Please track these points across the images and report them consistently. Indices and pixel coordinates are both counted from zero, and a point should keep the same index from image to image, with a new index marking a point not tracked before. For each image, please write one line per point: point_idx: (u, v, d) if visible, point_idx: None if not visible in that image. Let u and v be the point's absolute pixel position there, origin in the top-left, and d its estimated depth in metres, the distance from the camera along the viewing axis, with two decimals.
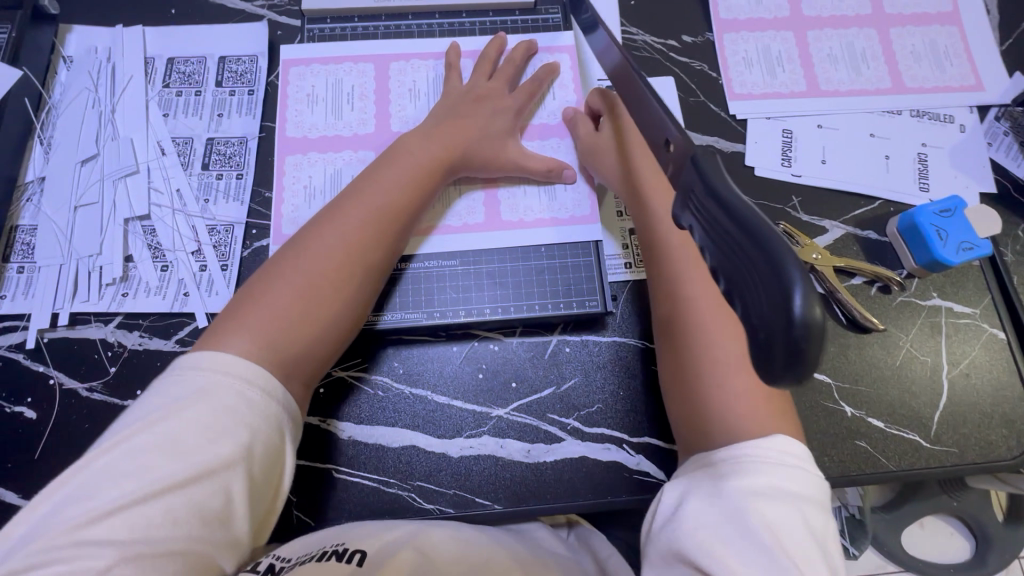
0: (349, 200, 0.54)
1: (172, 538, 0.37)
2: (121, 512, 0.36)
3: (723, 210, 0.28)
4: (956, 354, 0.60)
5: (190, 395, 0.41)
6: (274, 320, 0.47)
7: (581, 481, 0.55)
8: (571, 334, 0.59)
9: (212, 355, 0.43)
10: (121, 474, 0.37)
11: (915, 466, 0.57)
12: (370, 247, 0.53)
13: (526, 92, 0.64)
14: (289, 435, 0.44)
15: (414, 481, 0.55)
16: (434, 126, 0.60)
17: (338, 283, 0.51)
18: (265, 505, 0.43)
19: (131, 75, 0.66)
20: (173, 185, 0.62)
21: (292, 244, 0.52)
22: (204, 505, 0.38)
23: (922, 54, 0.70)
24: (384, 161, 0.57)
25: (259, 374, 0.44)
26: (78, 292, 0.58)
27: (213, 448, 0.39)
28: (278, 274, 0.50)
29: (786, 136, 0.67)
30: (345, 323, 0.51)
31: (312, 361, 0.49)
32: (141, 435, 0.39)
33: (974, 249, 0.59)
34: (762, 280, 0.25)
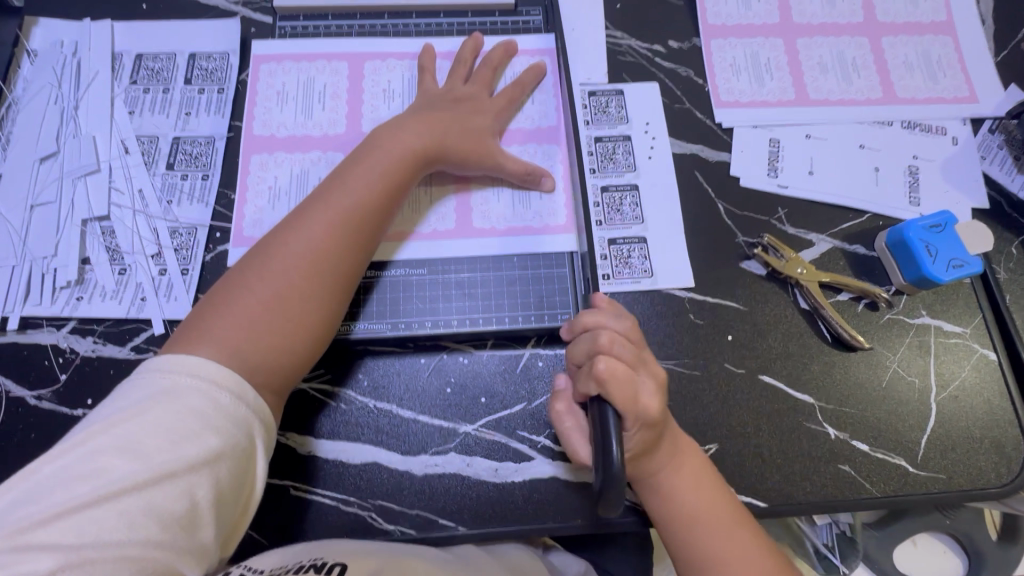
0: (316, 202, 0.51)
1: (128, 543, 0.35)
2: (76, 513, 0.35)
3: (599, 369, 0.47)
4: (945, 376, 0.57)
5: (156, 397, 0.40)
6: (239, 328, 0.46)
7: (552, 503, 0.53)
8: (544, 348, 0.57)
9: (178, 360, 0.42)
10: (74, 478, 0.36)
11: (901, 493, 0.54)
12: (339, 252, 0.50)
13: (506, 97, 0.62)
14: (259, 439, 0.43)
15: (375, 500, 0.52)
16: (407, 123, 0.57)
17: (309, 291, 0.48)
18: (235, 513, 0.41)
19: (97, 71, 0.63)
20: (136, 185, 0.60)
21: (256, 251, 0.50)
22: (166, 507, 0.37)
23: (915, 64, 0.68)
24: (353, 160, 0.54)
25: (227, 376, 0.43)
26: (30, 295, 0.56)
27: (178, 450, 0.38)
28: (245, 283, 0.48)
29: (773, 146, 0.65)
30: (319, 331, 0.49)
31: (284, 371, 0.47)
32: (103, 436, 0.38)
33: (965, 266, 0.56)
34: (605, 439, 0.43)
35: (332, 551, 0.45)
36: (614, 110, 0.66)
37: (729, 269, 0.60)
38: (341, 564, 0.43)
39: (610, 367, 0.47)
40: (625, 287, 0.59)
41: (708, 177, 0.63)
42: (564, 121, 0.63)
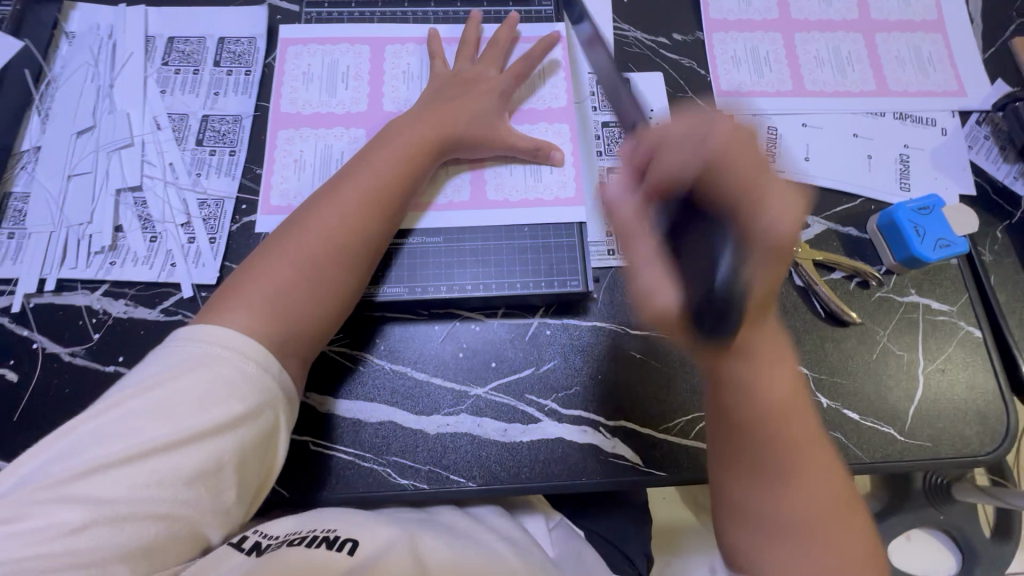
0: (343, 182, 0.55)
1: (157, 500, 0.40)
2: (112, 469, 0.39)
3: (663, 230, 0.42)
4: (932, 351, 0.60)
5: (186, 365, 0.43)
6: (270, 299, 0.48)
7: (557, 463, 0.55)
8: (552, 317, 0.60)
9: (211, 330, 0.45)
10: (112, 435, 0.40)
11: (889, 459, 0.57)
12: (365, 229, 0.53)
13: (515, 75, 0.65)
14: (281, 413, 0.46)
15: (390, 457, 0.55)
16: (425, 110, 0.61)
17: (336, 266, 0.52)
18: (255, 479, 0.45)
19: (131, 52, 0.67)
20: (167, 159, 0.63)
21: (285, 227, 0.53)
22: (191, 470, 0.41)
23: (907, 59, 0.72)
24: (377, 144, 0.58)
25: (254, 349, 0.45)
26: (66, 259, 0.59)
27: (204, 417, 0.42)
28: (274, 257, 0.51)
29: (771, 134, 0.68)
30: (343, 304, 0.52)
31: (311, 337, 0.50)
32: (137, 398, 0.42)
33: (950, 247, 0.60)
34: (696, 271, 0.38)
35: (344, 522, 0.48)
36: (620, 97, 0.69)
37: None
38: (351, 539, 0.46)
39: (635, 216, 0.43)
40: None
41: None
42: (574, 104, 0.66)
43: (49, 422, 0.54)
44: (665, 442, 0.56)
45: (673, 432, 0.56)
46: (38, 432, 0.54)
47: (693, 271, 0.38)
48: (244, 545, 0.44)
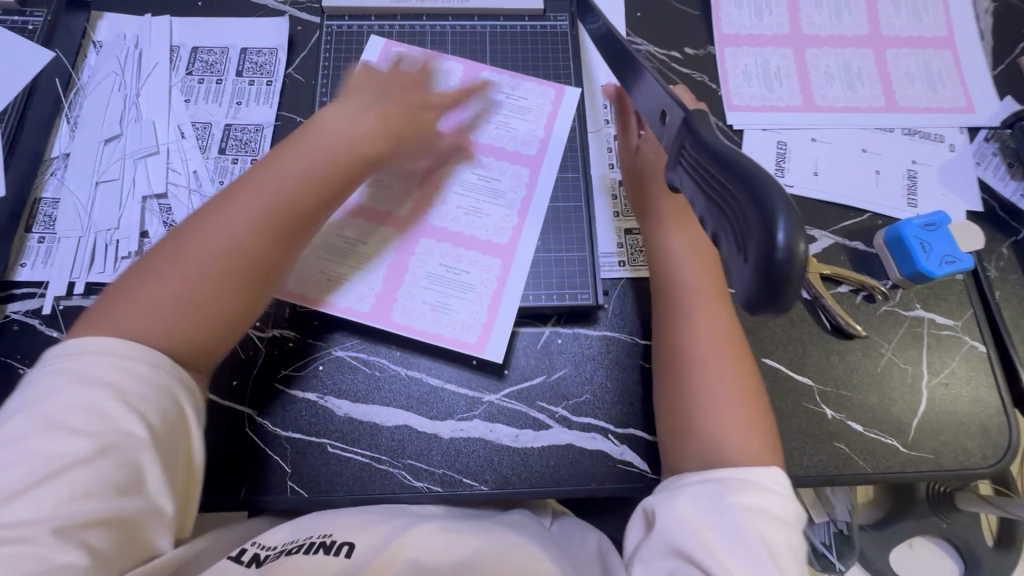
0: (242, 188, 0.50)
1: (87, 511, 0.38)
2: (27, 493, 0.37)
3: (708, 164, 0.29)
4: (936, 365, 0.61)
5: (65, 382, 0.41)
6: (153, 315, 0.44)
7: (567, 468, 0.57)
8: (564, 327, 0.61)
9: (83, 340, 0.42)
10: (12, 460, 0.38)
11: (892, 471, 0.58)
12: (260, 243, 0.49)
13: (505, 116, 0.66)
14: (187, 404, 0.44)
15: (405, 460, 0.57)
16: (365, 107, 0.57)
17: (226, 281, 0.47)
18: (177, 474, 0.44)
19: (156, 62, 0.69)
20: (191, 167, 0.65)
21: (175, 234, 0.48)
22: (111, 478, 0.40)
23: (917, 75, 0.73)
24: (289, 145, 0.53)
25: (140, 356, 0.42)
26: (94, 263, 0.61)
27: (113, 425, 0.40)
28: (157, 269, 0.46)
29: (780, 148, 0.69)
30: (232, 322, 0.48)
31: (195, 352, 0.46)
32: (29, 420, 0.39)
33: (956, 263, 0.61)
34: (740, 213, 0.26)
35: (340, 526, 0.51)
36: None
37: None
38: (346, 543, 0.49)
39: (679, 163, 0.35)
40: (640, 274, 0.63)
41: None
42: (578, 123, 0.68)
43: None
44: None
45: None
46: None
47: (739, 229, 0.26)
48: (245, 557, 0.48)
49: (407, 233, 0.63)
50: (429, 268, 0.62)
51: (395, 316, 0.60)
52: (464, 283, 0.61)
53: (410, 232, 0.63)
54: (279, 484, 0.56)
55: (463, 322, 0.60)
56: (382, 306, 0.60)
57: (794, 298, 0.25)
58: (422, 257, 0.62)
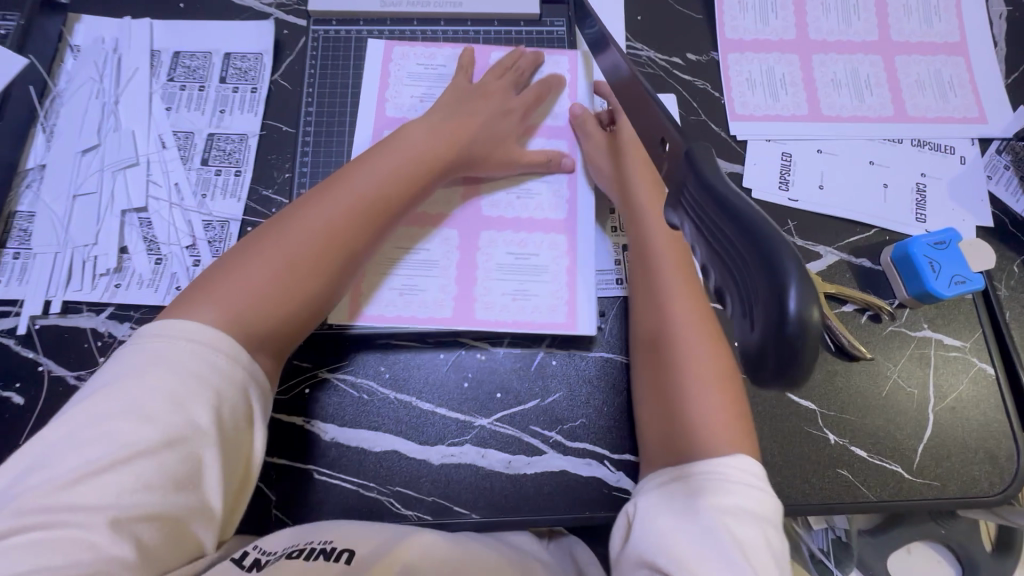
0: (335, 187, 0.54)
1: (147, 503, 0.38)
2: (93, 477, 0.37)
3: (714, 212, 0.26)
4: (944, 388, 0.59)
5: (152, 366, 0.41)
6: (248, 296, 0.47)
7: (561, 497, 0.55)
8: (558, 348, 0.59)
9: (174, 325, 0.44)
10: (87, 441, 0.38)
11: (896, 498, 0.56)
12: (348, 236, 0.53)
13: (534, 94, 0.66)
14: (254, 399, 0.45)
15: (393, 486, 0.55)
16: (439, 121, 0.61)
17: (317, 267, 0.51)
18: (235, 474, 0.44)
19: (136, 67, 0.66)
20: (172, 179, 0.62)
21: (271, 225, 0.52)
22: (176, 470, 0.39)
23: (927, 83, 0.70)
24: (377, 151, 0.57)
25: (223, 340, 0.44)
26: (71, 281, 0.58)
27: (187, 415, 0.40)
28: (255, 253, 0.50)
29: (785, 160, 0.67)
30: (317, 306, 0.52)
31: (273, 339, 0.49)
32: (112, 402, 0.40)
33: (966, 283, 0.59)
34: (750, 270, 0.23)
35: (339, 533, 0.48)
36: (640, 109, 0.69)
37: None
38: (346, 549, 0.46)
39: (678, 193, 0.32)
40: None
41: None
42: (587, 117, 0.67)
43: None
44: None
45: None
46: None
47: (748, 289, 0.23)
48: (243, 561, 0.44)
49: (465, 229, 0.63)
50: (499, 259, 0.62)
51: (477, 313, 0.59)
52: (537, 266, 0.62)
53: (467, 230, 0.63)
54: (262, 512, 0.54)
55: (547, 303, 0.60)
56: (464, 305, 0.60)
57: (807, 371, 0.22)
58: (487, 251, 0.62)
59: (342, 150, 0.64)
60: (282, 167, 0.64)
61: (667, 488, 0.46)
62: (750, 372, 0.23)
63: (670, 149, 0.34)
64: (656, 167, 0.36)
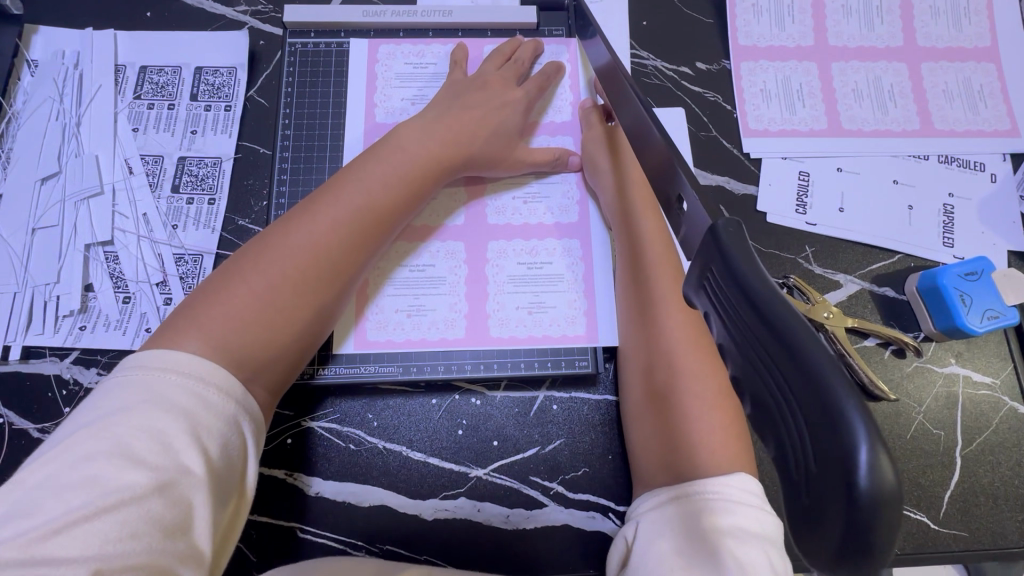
0: (325, 197, 0.49)
1: (130, 552, 0.32)
2: (69, 528, 0.31)
3: (751, 320, 0.21)
4: (972, 429, 0.56)
5: (136, 400, 0.36)
6: (232, 321, 0.42)
7: (563, 553, 0.52)
8: (559, 391, 0.55)
9: (160, 355, 0.38)
10: (63, 487, 0.32)
11: (922, 550, 0.53)
12: (340, 253, 0.47)
13: (535, 85, 0.60)
14: (250, 435, 0.39)
15: (383, 544, 0.51)
16: (435, 121, 0.54)
17: (308, 287, 0.46)
18: (227, 519, 0.38)
19: (100, 84, 0.61)
20: (140, 209, 0.58)
21: (257, 240, 0.47)
22: (165, 516, 0.33)
23: (955, 94, 0.65)
24: (373, 153, 0.52)
25: (214, 371, 0.39)
26: (32, 324, 0.54)
27: (174, 455, 0.34)
28: (240, 271, 0.44)
29: (802, 179, 0.62)
30: (310, 331, 0.47)
31: (269, 368, 0.44)
32: (92, 441, 0.34)
33: (999, 318, 0.54)
34: (799, 404, 0.19)
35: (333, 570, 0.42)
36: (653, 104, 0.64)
37: None
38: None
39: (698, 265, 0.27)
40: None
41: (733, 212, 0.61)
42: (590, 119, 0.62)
43: None
44: None
45: None
46: None
47: (796, 430, 0.19)
48: None
49: (471, 241, 0.58)
50: (510, 271, 0.57)
51: (493, 329, 0.56)
52: (552, 274, 0.57)
53: (473, 240, 0.58)
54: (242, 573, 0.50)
55: (566, 315, 0.56)
56: (476, 324, 0.56)
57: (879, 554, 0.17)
58: (497, 263, 0.57)
59: (322, 174, 0.59)
60: (260, 194, 0.59)
61: (665, 507, 0.41)
62: (801, 544, 0.19)
63: (692, 223, 0.29)
64: (673, 228, 0.32)
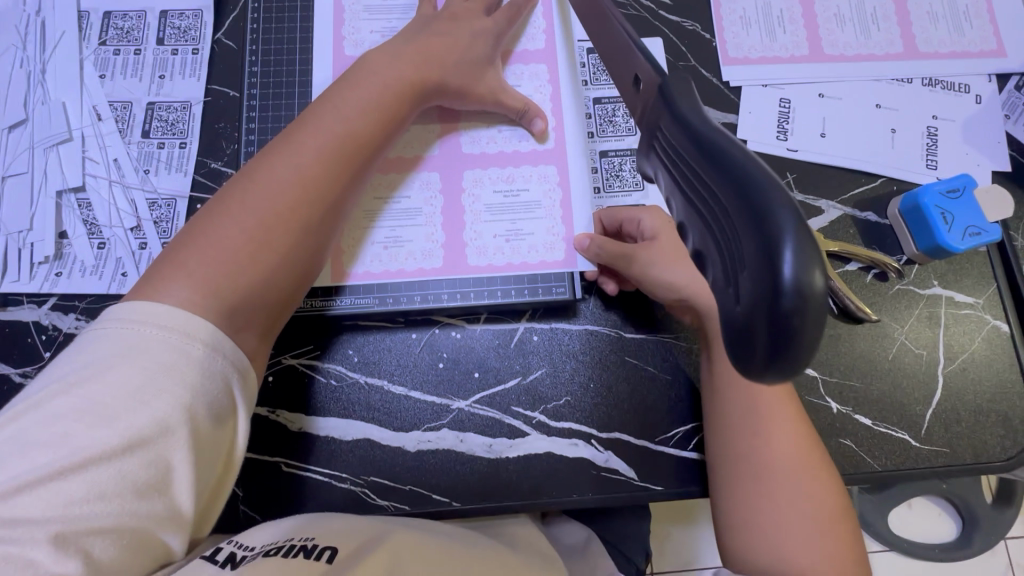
0: (303, 130, 0.47)
1: (102, 514, 0.32)
2: (40, 486, 0.31)
3: (693, 157, 0.21)
4: (954, 348, 0.55)
5: (114, 354, 0.34)
6: (221, 265, 0.40)
7: (545, 480, 0.52)
8: (539, 322, 0.55)
9: (142, 307, 0.36)
10: (30, 445, 0.32)
11: (904, 467, 0.53)
12: (325, 187, 0.45)
13: (506, 16, 0.58)
14: (239, 393, 0.38)
15: (368, 477, 0.51)
16: (403, 50, 0.53)
17: (296, 224, 0.44)
18: (213, 477, 0.38)
19: (63, 31, 0.60)
20: (111, 154, 0.57)
21: (239, 179, 0.45)
22: (137, 478, 0.33)
23: (939, 15, 0.63)
24: (343, 83, 0.50)
25: (199, 325, 0.37)
26: (8, 271, 0.54)
27: (150, 414, 0.34)
28: (224, 212, 0.43)
29: (783, 106, 0.61)
30: (302, 271, 0.45)
31: (263, 312, 0.43)
32: (67, 395, 0.33)
33: (981, 235, 0.54)
34: (729, 218, 0.18)
35: (323, 529, 0.44)
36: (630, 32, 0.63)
37: None
38: (329, 547, 0.41)
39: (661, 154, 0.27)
40: (617, 200, 0.58)
41: None
42: (563, 46, 0.60)
43: None
44: (663, 454, 0.53)
45: (670, 443, 0.53)
46: None
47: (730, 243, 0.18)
48: (217, 556, 0.39)
49: (446, 171, 0.57)
50: (486, 200, 0.56)
51: (471, 260, 0.55)
52: (528, 202, 0.56)
53: (448, 170, 0.57)
54: (228, 509, 0.50)
55: (544, 242, 0.55)
56: (455, 255, 0.55)
57: (810, 350, 0.17)
58: (473, 192, 0.57)
59: (292, 113, 0.58)
60: (231, 136, 0.58)
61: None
62: (736, 360, 0.19)
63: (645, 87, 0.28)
64: (630, 112, 0.30)
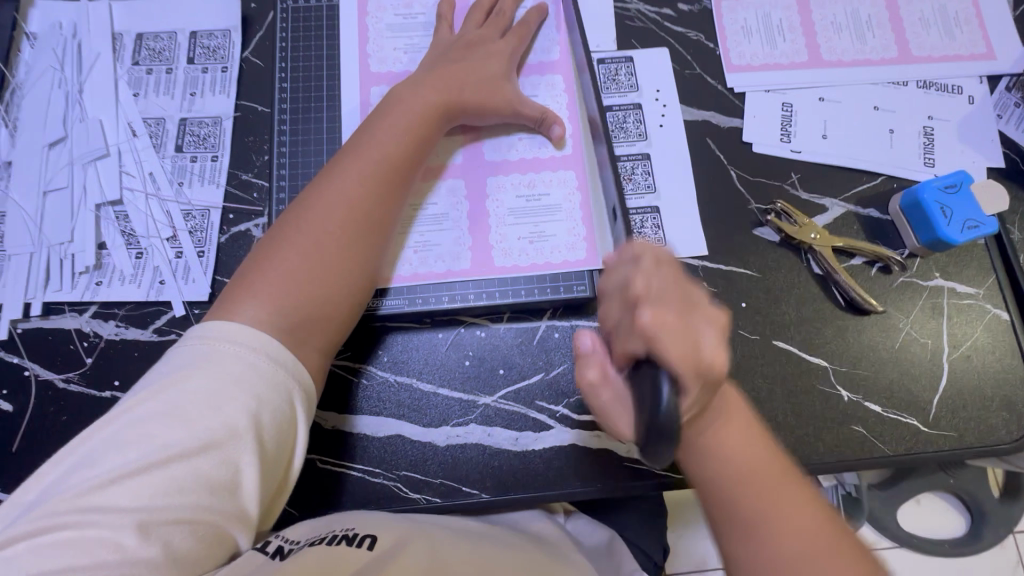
0: (347, 157, 0.51)
1: (181, 506, 0.36)
2: (130, 478, 0.35)
3: None
4: (957, 336, 0.58)
5: (195, 366, 0.39)
6: (285, 286, 0.45)
7: (570, 471, 0.54)
8: (560, 320, 0.57)
9: (221, 325, 0.41)
10: (124, 444, 0.36)
11: (913, 451, 0.55)
12: (370, 209, 0.50)
13: (517, 35, 0.62)
14: (299, 405, 0.42)
15: (399, 471, 0.53)
16: (426, 76, 0.57)
17: (346, 244, 0.48)
18: (276, 482, 0.41)
19: (98, 52, 0.62)
20: (146, 168, 0.60)
21: (295, 206, 0.49)
22: (211, 475, 0.37)
23: (932, 21, 0.66)
24: (380, 111, 0.55)
25: (265, 341, 0.42)
26: (50, 281, 0.56)
27: (223, 418, 0.38)
28: (283, 237, 0.47)
29: (786, 110, 0.64)
30: (357, 288, 0.49)
31: (325, 328, 0.47)
32: (153, 402, 0.38)
33: (980, 227, 0.57)
34: None
35: (361, 521, 0.47)
36: (639, 42, 0.66)
37: (742, 237, 0.60)
38: (369, 535, 0.44)
39: (657, 316, 0.35)
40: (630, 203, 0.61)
41: (721, 144, 0.63)
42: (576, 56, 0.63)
43: (46, 453, 0.53)
44: None
45: None
46: (35, 465, 0.52)
47: None
48: (268, 548, 0.42)
49: (469, 177, 0.60)
50: (509, 203, 0.59)
51: (496, 261, 0.58)
52: (548, 205, 0.59)
53: (471, 176, 0.60)
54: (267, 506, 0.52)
55: (566, 242, 0.58)
56: (480, 256, 0.58)
57: None
58: (496, 196, 0.59)
59: (319, 124, 0.61)
60: (260, 149, 0.61)
61: None
62: None
63: None
64: None
